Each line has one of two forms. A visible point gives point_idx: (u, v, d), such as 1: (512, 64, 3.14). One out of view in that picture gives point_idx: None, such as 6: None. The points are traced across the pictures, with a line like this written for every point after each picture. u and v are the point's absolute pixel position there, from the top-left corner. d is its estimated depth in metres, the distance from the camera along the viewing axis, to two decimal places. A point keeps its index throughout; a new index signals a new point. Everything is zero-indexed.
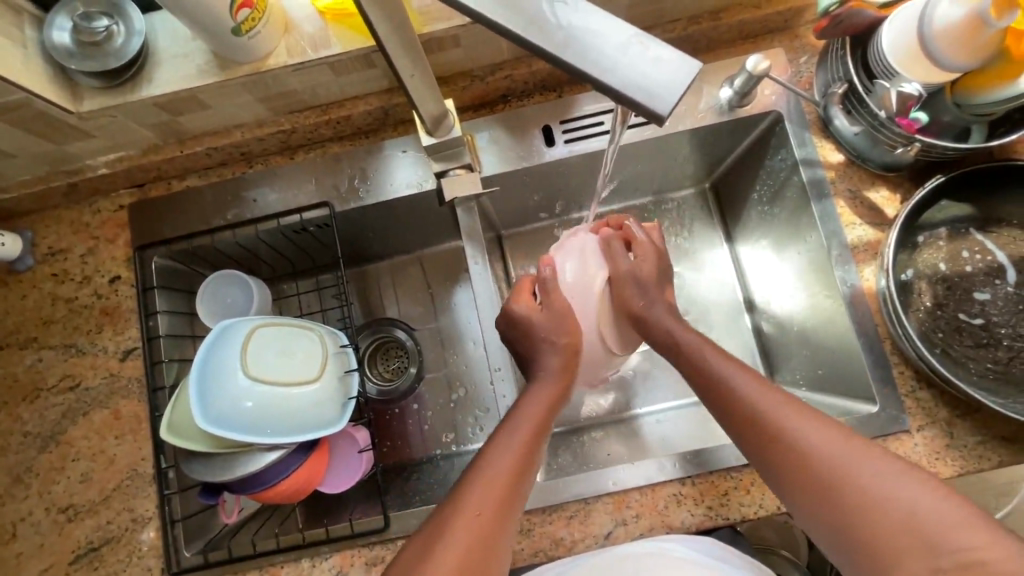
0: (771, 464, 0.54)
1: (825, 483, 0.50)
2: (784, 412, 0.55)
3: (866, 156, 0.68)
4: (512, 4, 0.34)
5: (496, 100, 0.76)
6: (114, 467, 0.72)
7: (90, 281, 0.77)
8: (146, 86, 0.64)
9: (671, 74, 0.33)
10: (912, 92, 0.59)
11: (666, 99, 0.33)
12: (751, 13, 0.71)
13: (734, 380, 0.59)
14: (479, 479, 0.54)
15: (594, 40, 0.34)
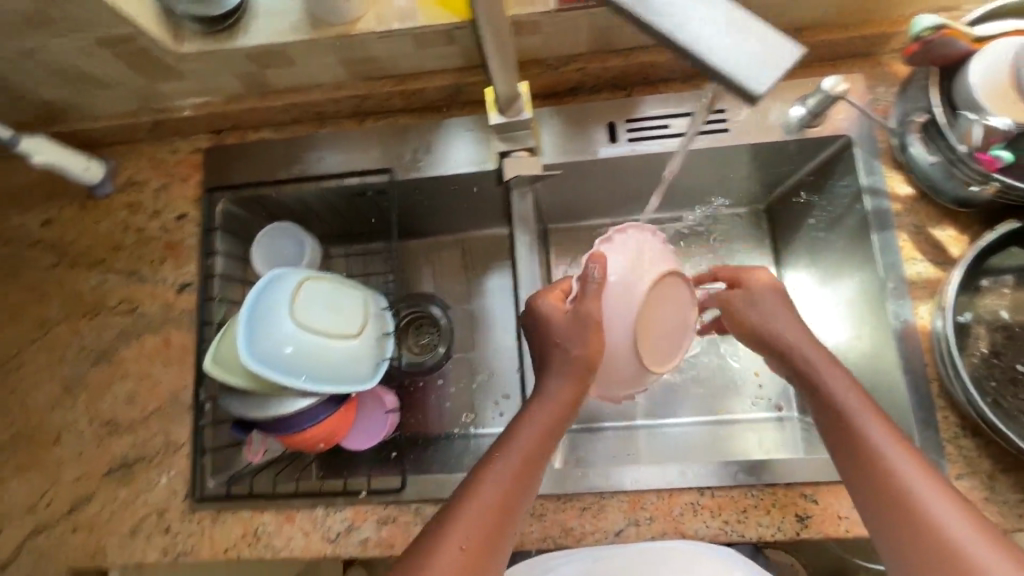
0: (877, 508, 0.51)
1: (911, 519, 0.49)
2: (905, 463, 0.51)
3: (938, 187, 0.66)
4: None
5: (565, 92, 0.77)
6: (157, 391, 0.76)
7: (160, 215, 0.81)
8: (241, 37, 0.67)
9: (767, 56, 0.35)
10: (999, 127, 0.57)
11: (758, 80, 0.35)
12: (835, 34, 0.70)
13: (866, 421, 0.54)
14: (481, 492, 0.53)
15: (697, 19, 0.36)
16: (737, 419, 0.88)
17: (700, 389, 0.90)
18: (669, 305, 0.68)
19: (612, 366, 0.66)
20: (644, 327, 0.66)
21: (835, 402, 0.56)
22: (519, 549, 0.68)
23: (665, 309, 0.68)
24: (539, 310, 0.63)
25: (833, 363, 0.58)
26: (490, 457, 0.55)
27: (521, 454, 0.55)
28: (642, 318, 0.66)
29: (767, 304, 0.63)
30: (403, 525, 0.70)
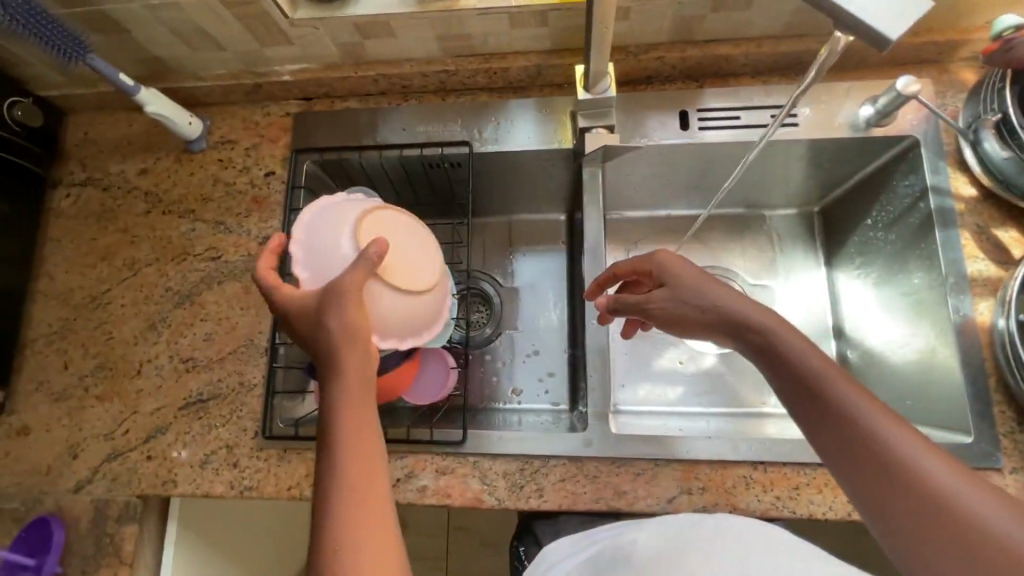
0: (886, 504, 0.48)
1: (908, 500, 0.47)
2: (913, 450, 0.48)
3: (1010, 182, 0.68)
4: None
5: (640, 80, 0.81)
6: (234, 334, 0.81)
7: (248, 172, 0.86)
8: (352, 6, 0.72)
9: (904, 10, 0.39)
10: None
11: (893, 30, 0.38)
12: (906, 39, 0.73)
13: (868, 412, 0.51)
14: (342, 448, 0.50)
15: None
16: (767, 412, 0.90)
17: (746, 382, 0.92)
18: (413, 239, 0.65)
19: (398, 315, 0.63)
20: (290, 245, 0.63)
21: (821, 387, 0.53)
22: (572, 509, 0.70)
23: (407, 246, 0.64)
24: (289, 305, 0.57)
25: (819, 355, 0.55)
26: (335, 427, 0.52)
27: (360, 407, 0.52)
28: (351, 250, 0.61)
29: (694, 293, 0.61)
30: (460, 477, 0.72)
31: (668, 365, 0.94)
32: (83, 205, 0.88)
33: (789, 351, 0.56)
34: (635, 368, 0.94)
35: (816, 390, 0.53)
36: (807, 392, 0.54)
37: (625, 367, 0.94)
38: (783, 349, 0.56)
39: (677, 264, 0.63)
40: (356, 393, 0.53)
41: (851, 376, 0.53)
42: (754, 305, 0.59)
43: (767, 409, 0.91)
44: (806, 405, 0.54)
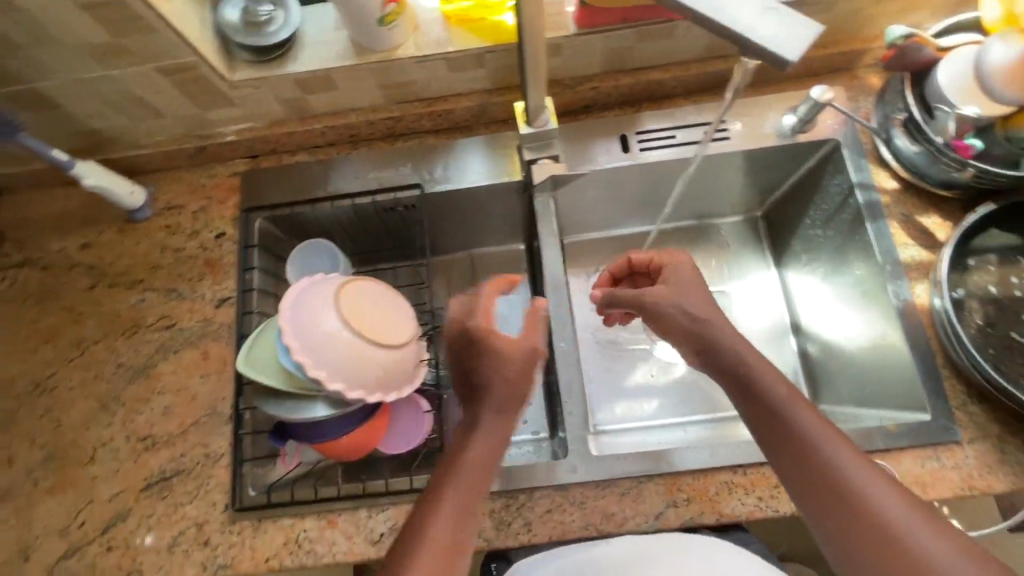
0: (837, 530, 0.52)
1: (862, 524, 0.51)
2: (873, 484, 0.52)
3: (924, 172, 0.73)
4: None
5: (580, 109, 0.84)
6: (195, 404, 0.77)
7: (198, 235, 0.85)
8: (290, 65, 0.73)
9: (795, 34, 0.41)
10: (970, 115, 0.65)
11: (790, 52, 0.41)
12: (816, 52, 0.79)
13: (823, 441, 0.55)
14: (455, 483, 0.55)
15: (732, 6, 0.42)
16: (738, 414, 0.93)
17: (717, 387, 0.95)
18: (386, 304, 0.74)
19: (398, 367, 0.72)
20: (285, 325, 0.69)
21: (785, 414, 0.57)
22: (562, 539, 0.69)
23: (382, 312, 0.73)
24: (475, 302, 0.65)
25: (780, 378, 0.60)
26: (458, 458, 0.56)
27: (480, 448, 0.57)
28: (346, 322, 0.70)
29: (696, 301, 0.65)
30: None
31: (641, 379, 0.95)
32: (20, 287, 0.84)
33: (756, 377, 0.59)
34: (609, 387, 0.95)
35: (776, 414, 0.57)
36: (769, 414, 0.58)
37: (598, 388, 0.95)
38: (750, 373, 0.60)
39: (684, 274, 0.67)
40: (499, 428, 0.58)
41: (810, 402, 0.58)
42: (732, 331, 0.63)
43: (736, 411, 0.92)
44: (768, 427, 0.58)
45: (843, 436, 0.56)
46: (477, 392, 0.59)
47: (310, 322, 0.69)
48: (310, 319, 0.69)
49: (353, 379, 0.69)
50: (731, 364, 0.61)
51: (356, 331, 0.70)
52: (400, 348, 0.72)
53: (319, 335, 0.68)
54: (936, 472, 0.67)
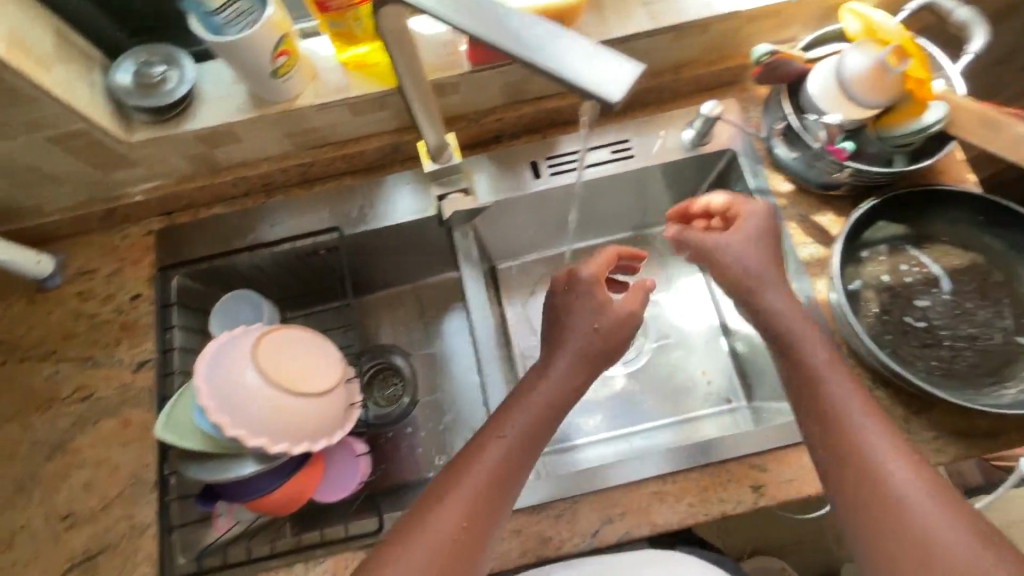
0: (834, 471, 0.58)
1: (864, 470, 0.56)
2: (879, 441, 0.57)
3: (805, 176, 0.77)
4: (496, 23, 0.41)
5: (490, 140, 0.87)
6: (118, 474, 0.75)
7: (114, 298, 0.83)
8: (189, 122, 0.73)
9: (619, 73, 0.38)
10: (833, 123, 0.70)
11: (614, 89, 0.37)
12: (704, 69, 0.84)
13: (837, 394, 0.61)
14: (473, 478, 0.60)
15: (554, 47, 0.39)
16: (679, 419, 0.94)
17: (655, 394, 0.96)
18: (307, 350, 0.74)
19: (325, 414, 0.71)
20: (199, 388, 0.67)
21: (816, 374, 0.63)
22: (503, 569, 0.69)
23: (304, 360, 0.73)
24: (580, 279, 0.71)
25: (825, 346, 0.65)
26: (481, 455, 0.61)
27: (519, 445, 0.63)
28: (267, 375, 0.69)
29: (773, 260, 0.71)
30: None
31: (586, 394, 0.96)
32: None
33: (804, 343, 0.65)
34: None
35: (811, 375, 0.63)
36: (804, 373, 0.63)
37: None
38: (802, 336, 0.66)
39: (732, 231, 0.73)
40: (522, 425, 0.64)
41: (848, 372, 0.63)
42: (786, 300, 0.68)
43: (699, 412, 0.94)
44: (799, 386, 0.64)
45: (869, 398, 0.61)
46: (562, 340, 0.69)
47: (228, 378, 0.68)
48: (228, 375, 0.68)
49: (275, 434, 0.68)
50: (783, 329, 0.67)
51: (278, 381, 0.69)
52: (325, 394, 0.72)
53: (236, 394, 0.67)
54: None
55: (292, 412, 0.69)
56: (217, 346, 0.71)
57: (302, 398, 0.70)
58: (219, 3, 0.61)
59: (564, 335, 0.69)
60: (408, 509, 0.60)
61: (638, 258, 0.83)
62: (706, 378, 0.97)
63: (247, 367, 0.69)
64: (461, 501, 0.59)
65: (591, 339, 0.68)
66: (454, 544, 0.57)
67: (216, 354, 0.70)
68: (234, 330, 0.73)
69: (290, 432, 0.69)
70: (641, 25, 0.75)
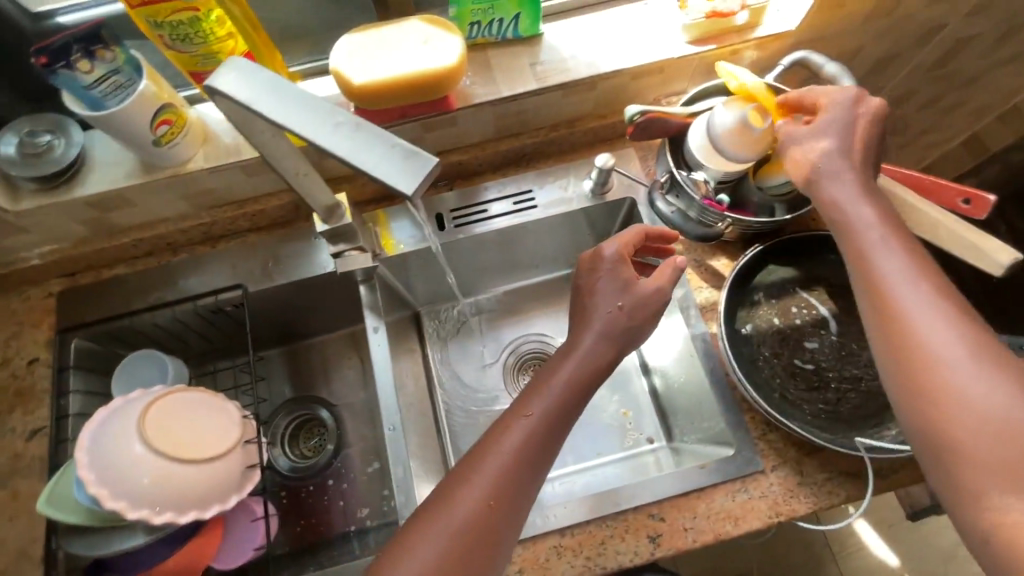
0: (878, 342, 0.53)
1: (909, 350, 0.50)
2: (924, 304, 0.51)
3: (684, 228, 0.80)
4: (310, 118, 0.42)
5: (395, 194, 0.90)
6: (2, 551, 0.72)
7: (9, 363, 0.81)
8: (78, 188, 0.73)
9: (417, 167, 0.40)
10: (701, 180, 0.74)
11: (410, 183, 0.39)
12: (598, 122, 0.87)
13: (899, 275, 0.53)
14: (491, 464, 0.58)
15: (360, 143, 0.41)
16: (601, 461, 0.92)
17: (576, 435, 0.94)
18: (204, 408, 0.74)
19: (219, 478, 0.70)
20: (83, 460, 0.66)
21: (870, 253, 0.56)
22: None
23: (205, 420, 0.73)
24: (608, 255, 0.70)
25: (888, 224, 0.57)
26: (502, 439, 0.59)
27: (536, 430, 0.60)
28: (158, 439, 0.68)
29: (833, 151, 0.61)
30: None
31: None
32: None
33: (860, 222, 0.57)
34: None
35: (865, 254, 0.56)
36: (856, 252, 0.57)
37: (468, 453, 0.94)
38: (853, 216, 0.58)
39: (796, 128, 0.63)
40: (540, 411, 0.62)
41: (915, 250, 0.55)
42: (851, 182, 0.59)
43: (627, 451, 0.93)
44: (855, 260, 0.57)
45: (933, 269, 0.54)
46: (587, 320, 0.68)
47: (118, 444, 0.67)
48: (112, 444, 0.67)
49: (158, 503, 0.66)
50: (839, 211, 0.59)
51: (168, 446, 0.68)
52: (220, 456, 0.71)
53: (117, 465, 0.66)
54: (746, 503, 0.70)
55: (182, 479, 0.68)
56: (107, 414, 0.70)
57: (195, 462, 0.69)
58: (93, 77, 0.62)
59: (593, 307, 0.68)
60: (436, 488, 0.58)
61: (667, 238, 0.74)
62: (628, 418, 0.95)
63: (135, 434, 0.68)
64: (484, 483, 0.57)
65: (616, 317, 0.67)
66: (474, 529, 0.54)
67: (106, 421, 0.69)
68: (129, 395, 0.73)
69: (175, 500, 0.67)
70: (528, 84, 0.78)
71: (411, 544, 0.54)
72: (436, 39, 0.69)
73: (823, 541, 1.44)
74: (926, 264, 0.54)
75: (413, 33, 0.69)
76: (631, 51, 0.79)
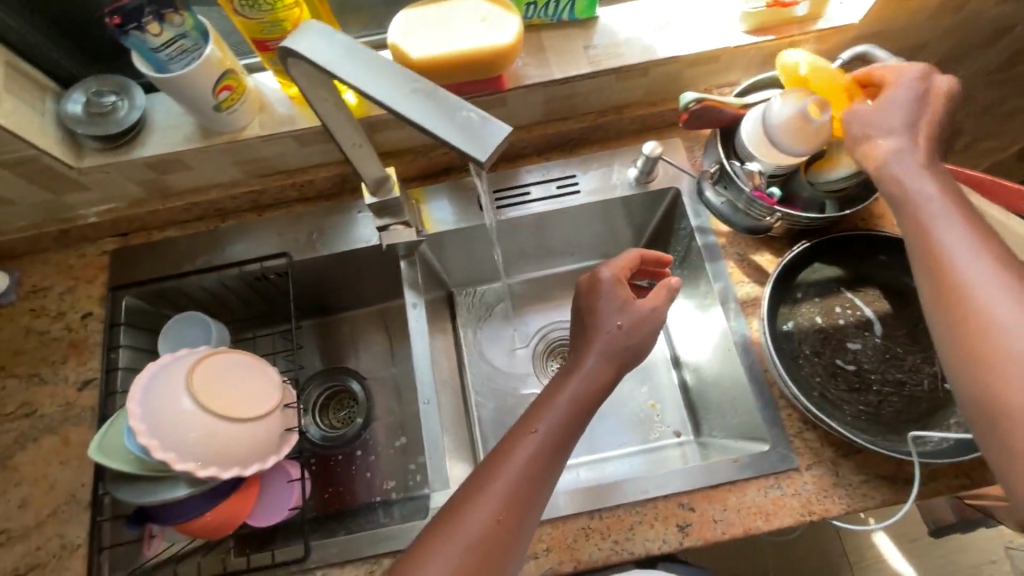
0: (937, 318, 0.51)
1: (971, 327, 0.48)
2: (985, 278, 0.49)
3: (733, 221, 0.78)
4: (384, 84, 0.43)
5: (440, 172, 0.90)
6: (53, 493, 0.75)
7: (64, 316, 0.84)
8: (139, 149, 0.75)
9: (489, 135, 0.40)
10: (754, 170, 0.72)
11: (483, 150, 0.39)
12: (648, 109, 0.86)
13: (963, 251, 0.51)
14: (502, 477, 0.58)
15: (433, 108, 0.42)
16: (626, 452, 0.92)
17: (603, 423, 0.94)
18: (245, 370, 0.76)
19: (259, 439, 0.72)
20: (133, 409, 0.68)
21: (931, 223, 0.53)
22: None
23: (244, 385, 0.74)
24: (604, 279, 0.71)
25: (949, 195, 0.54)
26: (511, 451, 0.60)
27: (544, 444, 0.61)
28: (203, 397, 0.70)
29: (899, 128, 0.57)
30: None
31: None
32: None
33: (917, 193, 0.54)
34: None
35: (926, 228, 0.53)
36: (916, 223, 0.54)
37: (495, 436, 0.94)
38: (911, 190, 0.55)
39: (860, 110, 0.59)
40: (546, 424, 0.62)
41: (977, 223, 0.52)
42: (913, 157, 0.56)
43: (653, 443, 0.93)
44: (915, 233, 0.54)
45: (996, 240, 0.51)
46: (589, 339, 0.69)
47: (165, 399, 0.70)
48: (163, 395, 0.70)
49: (204, 457, 0.68)
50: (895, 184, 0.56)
51: (212, 404, 0.70)
52: (261, 418, 0.73)
53: (168, 419, 0.69)
54: (778, 500, 0.70)
55: (225, 437, 0.70)
56: (158, 369, 0.73)
57: (237, 422, 0.71)
58: (161, 40, 0.63)
59: (596, 327, 0.69)
60: (445, 506, 0.58)
61: (662, 263, 0.76)
62: (656, 410, 0.95)
63: (183, 389, 0.70)
64: (496, 496, 0.57)
65: (616, 336, 0.68)
66: (487, 543, 0.55)
67: (155, 376, 0.72)
68: (178, 353, 0.75)
69: (219, 456, 0.69)
70: (582, 67, 0.77)
71: (426, 554, 0.54)
72: (495, 17, 0.69)
73: (842, 550, 1.42)
74: (989, 236, 0.51)
75: (471, 11, 0.69)
76: (687, 38, 0.78)
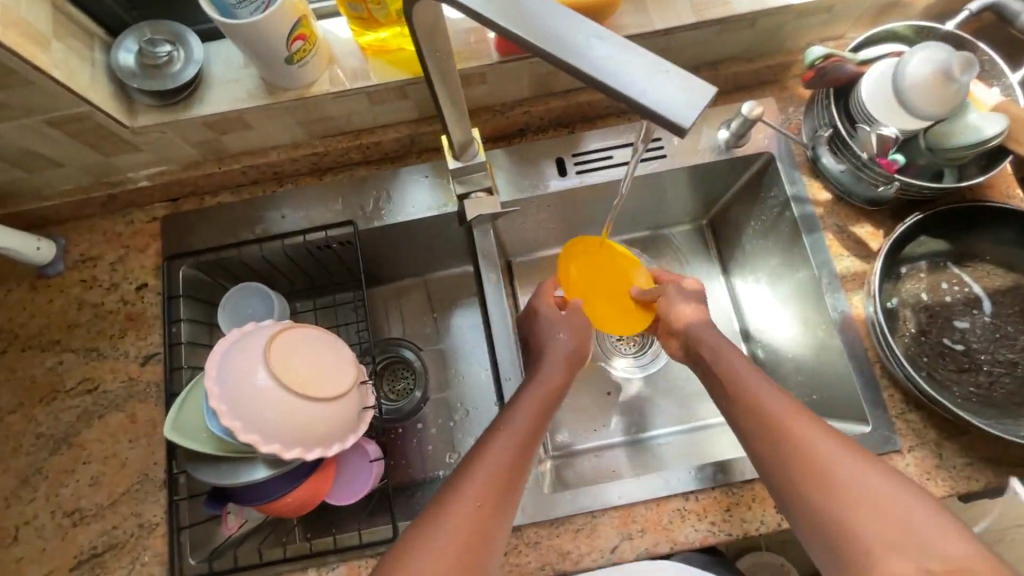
0: (786, 472, 0.55)
1: (812, 477, 0.53)
2: (809, 429, 0.55)
3: (852, 191, 0.73)
4: (550, 30, 0.38)
5: (514, 133, 0.83)
6: (125, 471, 0.73)
7: (117, 288, 0.79)
8: (197, 106, 0.69)
9: (691, 98, 0.35)
10: (889, 135, 0.65)
11: (687, 116, 0.35)
12: (744, 65, 0.79)
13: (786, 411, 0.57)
14: (473, 479, 0.55)
15: (617, 62, 0.37)
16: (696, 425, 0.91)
17: (670, 398, 0.93)
18: (322, 347, 0.71)
19: (337, 418, 0.68)
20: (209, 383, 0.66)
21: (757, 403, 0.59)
22: None
23: (315, 362, 0.69)
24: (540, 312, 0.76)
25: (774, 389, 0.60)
26: (479, 454, 0.58)
27: (513, 444, 0.59)
28: (278, 372, 0.66)
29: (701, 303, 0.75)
30: None
31: (615, 398, 0.93)
32: None
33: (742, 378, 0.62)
34: (572, 412, 0.92)
35: (756, 417, 0.59)
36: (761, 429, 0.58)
37: (563, 415, 0.92)
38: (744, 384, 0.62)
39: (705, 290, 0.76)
40: (512, 431, 0.60)
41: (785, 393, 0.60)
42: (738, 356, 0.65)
43: (714, 421, 0.91)
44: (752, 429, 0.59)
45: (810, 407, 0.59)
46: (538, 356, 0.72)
47: (235, 374, 0.66)
48: (239, 368, 0.66)
49: (276, 436, 0.64)
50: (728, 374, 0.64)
51: (286, 380, 0.66)
52: (338, 398, 0.68)
53: (244, 391, 0.65)
54: None
55: (304, 416, 0.66)
56: (230, 342, 0.69)
57: (314, 401, 0.67)
58: None
59: (542, 346, 0.73)
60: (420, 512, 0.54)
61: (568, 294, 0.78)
62: None
63: (257, 364, 0.66)
64: (470, 493, 0.54)
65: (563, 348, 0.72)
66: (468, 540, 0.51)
67: (227, 350, 0.68)
68: (249, 327, 0.71)
69: (300, 436, 0.66)
70: (684, 17, 0.69)
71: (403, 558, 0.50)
72: None
73: None
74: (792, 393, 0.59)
75: None
76: None
